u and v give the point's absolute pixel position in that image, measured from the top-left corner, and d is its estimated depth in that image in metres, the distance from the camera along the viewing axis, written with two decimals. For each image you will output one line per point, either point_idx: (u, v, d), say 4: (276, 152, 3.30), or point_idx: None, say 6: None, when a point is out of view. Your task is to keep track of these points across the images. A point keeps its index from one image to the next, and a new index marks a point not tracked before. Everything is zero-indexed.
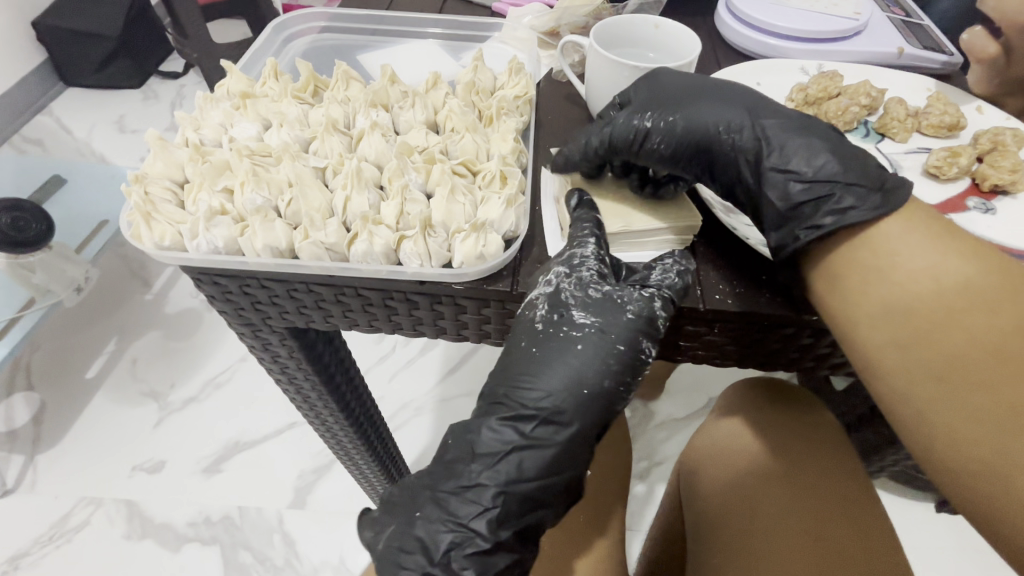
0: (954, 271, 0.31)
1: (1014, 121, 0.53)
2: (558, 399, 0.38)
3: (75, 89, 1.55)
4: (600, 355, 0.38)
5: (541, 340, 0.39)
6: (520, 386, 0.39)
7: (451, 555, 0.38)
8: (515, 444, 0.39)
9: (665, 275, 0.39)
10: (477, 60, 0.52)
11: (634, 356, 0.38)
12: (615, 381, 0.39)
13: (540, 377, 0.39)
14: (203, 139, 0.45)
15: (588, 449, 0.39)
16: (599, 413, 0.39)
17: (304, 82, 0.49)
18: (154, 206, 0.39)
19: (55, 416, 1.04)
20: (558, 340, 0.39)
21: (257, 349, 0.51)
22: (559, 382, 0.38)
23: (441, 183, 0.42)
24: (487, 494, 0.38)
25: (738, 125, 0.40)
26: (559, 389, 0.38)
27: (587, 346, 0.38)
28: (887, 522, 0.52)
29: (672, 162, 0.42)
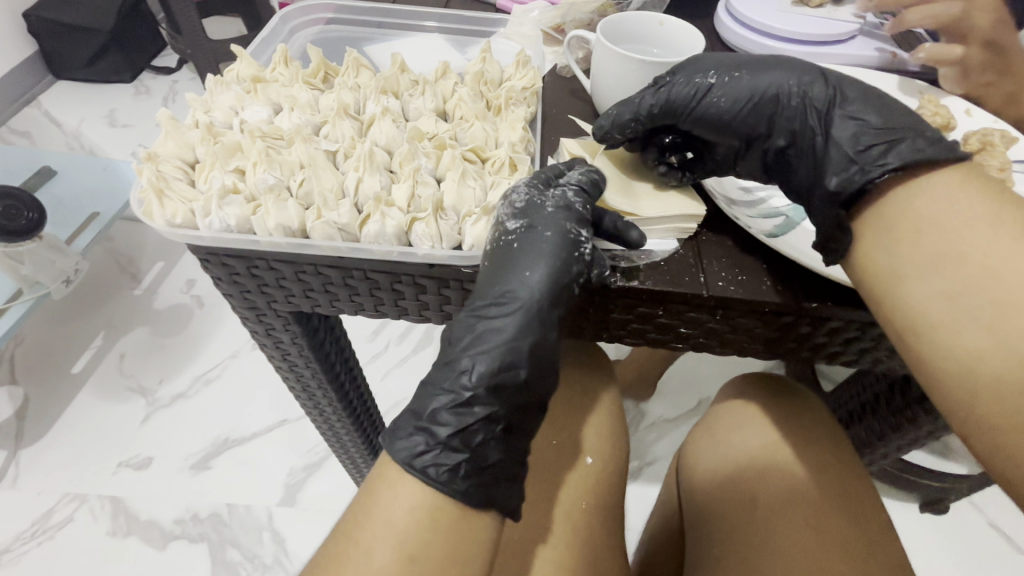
0: (1010, 223, 0.32)
1: (1001, 124, 0.55)
2: (516, 292, 0.38)
3: (66, 82, 1.53)
4: (540, 245, 0.39)
5: (489, 251, 0.40)
6: (480, 287, 0.39)
7: None
8: (479, 329, 0.38)
9: (574, 176, 0.42)
10: (485, 52, 0.53)
11: (571, 238, 0.39)
12: (564, 258, 0.39)
13: (489, 278, 0.39)
14: (213, 121, 0.45)
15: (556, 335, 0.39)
16: (556, 292, 0.38)
17: (314, 68, 0.50)
18: (167, 183, 0.40)
19: (39, 411, 1.02)
20: (498, 247, 0.39)
21: (259, 334, 0.51)
22: (512, 277, 0.38)
23: (452, 168, 0.42)
24: None
25: (809, 82, 0.42)
26: (511, 280, 0.38)
27: (525, 242, 0.39)
28: (884, 516, 0.53)
29: (730, 122, 0.44)
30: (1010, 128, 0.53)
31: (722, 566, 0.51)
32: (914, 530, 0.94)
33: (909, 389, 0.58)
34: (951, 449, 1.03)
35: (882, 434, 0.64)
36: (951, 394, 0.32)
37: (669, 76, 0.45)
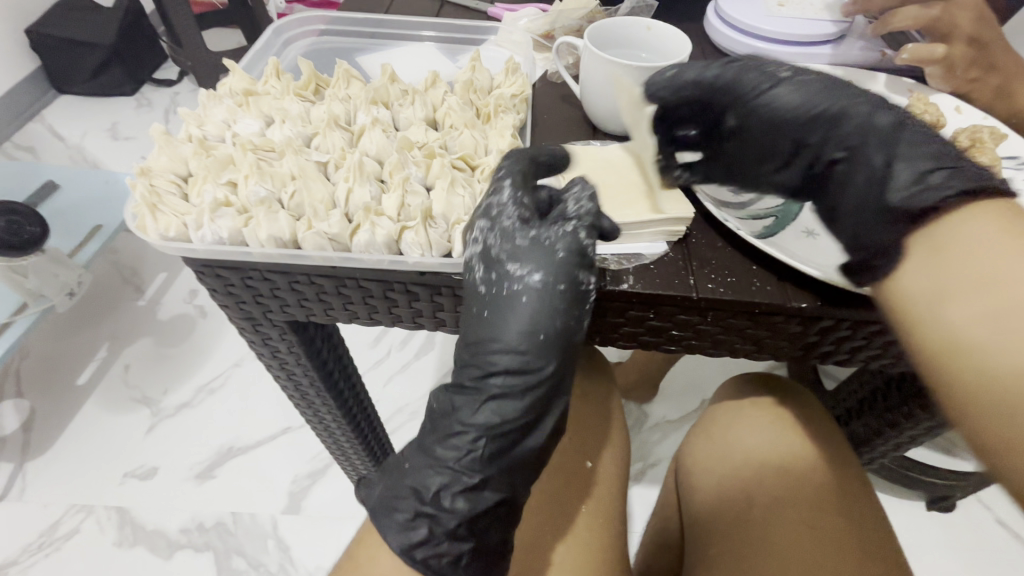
0: None
1: (992, 120, 0.54)
2: (519, 347, 0.39)
3: (68, 97, 1.55)
4: (541, 299, 0.38)
5: (488, 301, 0.39)
6: (483, 338, 0.40)
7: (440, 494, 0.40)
8: (487, 374, 0.40)
9: (580, 204, 0.42)
10: (474, 60, 0.54)
11: (577, 292, 0.38)
12: (565, 317, 0.38)
13: (492, 328, 0.39)
14: (206, 134, 0.46)
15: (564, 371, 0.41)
16: (559, 344, 0.39)
17: (305, 80, 0.51)
18: (160, 198, 0.40)
19: (45, 423, 1.03)
20: (501, 300, 0.39)
21: (256, 343, 0.52)
22: (517, 331, 0.39)
23: (441, 176, 0.43)
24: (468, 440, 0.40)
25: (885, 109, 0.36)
26: (515, 336, 0.39)
27: (529, 298, 0.39)
28: (879, 512, 0.53)
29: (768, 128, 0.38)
30: (1000, 124, 0.53)
31: (714, 565, 0.51)
32: (920, 528, 0.94)
33: (904, 386, 0.58)
34: (956, 445, 1.03)
35: (879, 431, 0.64)
36: (957, 427, 0.28)
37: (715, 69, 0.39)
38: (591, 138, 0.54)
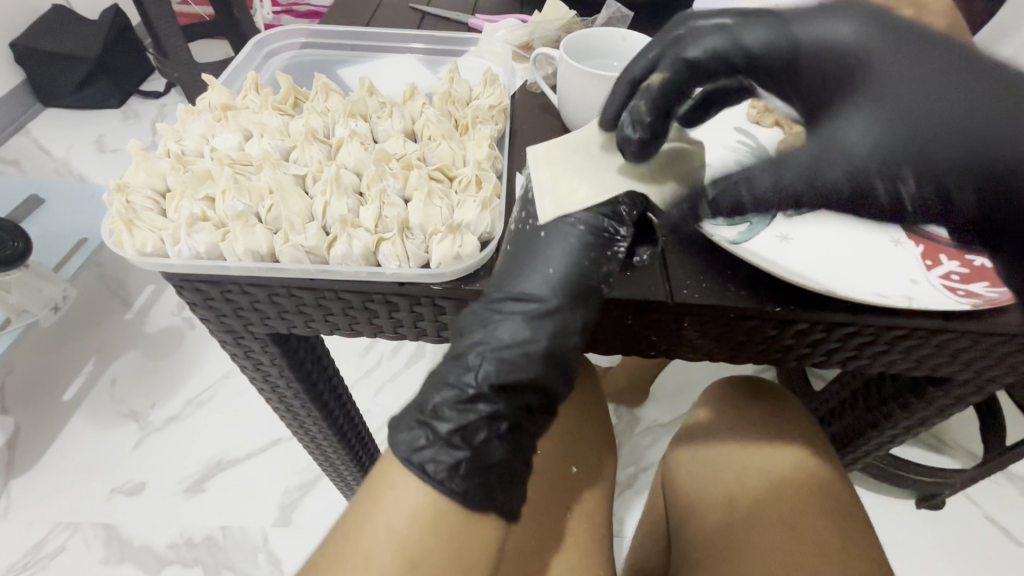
0: None
1: None
2: (535, 290, 0.38)
3: (54, 110, 1.54)
4: (564, 236, 0.38)
5: (515, 238, 0.40)
6: (499, 277, 0.39)
7: None
8: (491, 318, 0.38)
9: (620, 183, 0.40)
10: (453, 72, 0.54)
11: (601, 235, 0.39)
12: (587, 253, 0.38)
13: (510, 268, 0.39)
14: (185, 149, 0.46)
15: (575, 327, 0.38)
16: (577, 288, 0.38)
17: (284, 94, 0.51)
18: (136, 214, 0.40)
19: (30, 440, 1.02)
20: (526, 236, 0.40)
21: (239, 356, 0.52)
22: (536, 272, 0.38)
23: (418, 188, 0.43)
24: None
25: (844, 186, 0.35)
26: (532, 277, 0.38)
27: (550, 233, 0.39)
28: (861, 515, 0.54)
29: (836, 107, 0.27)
30: None
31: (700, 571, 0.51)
32: (910, 526, 0.95)
33: (883, 387, 0.59)
34: (943, 443, 1.04)
35: (861, 432, 0.65)
36: None
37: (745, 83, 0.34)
38: None
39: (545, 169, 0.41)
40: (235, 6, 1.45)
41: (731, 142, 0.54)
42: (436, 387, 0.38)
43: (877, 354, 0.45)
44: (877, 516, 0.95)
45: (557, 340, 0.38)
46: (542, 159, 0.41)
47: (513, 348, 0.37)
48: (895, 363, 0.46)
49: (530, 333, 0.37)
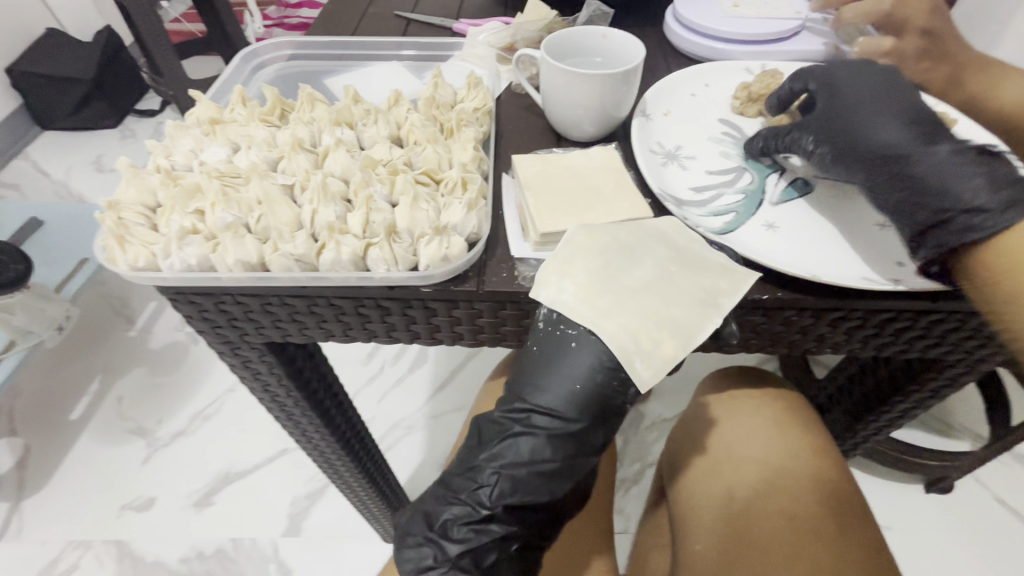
0: None
1: (943, 105, 0.56)
2: (556, 405, 0.42)
3: (52, 132, 1.55)
4: (596, 353, 0.41)
5: (541, 338, 0.43)
6: (525, 384, 0.44)
7: (450, 523, 0.43)
8: (515, 429, 0.43)
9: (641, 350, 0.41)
10: (436, 76, 0.55)
11: (609, 367, 0.41)
12: (610, 376, 0.41)
13: (538, 375, 0.43)
14: (174, 165, 0.47)
15: (593, 444, 0.43)
16: (597, 405, 0.42)
17: (270, 106, 0.52)
18: (127, 229, 0.41)
19: (40, 460, 1.03)
20: (555, 339, 0.42)
21: (238, 367, 0.52)
22: (562, 390, 0.42)
23: (405, 192, 0.43)
24: (484, 474, 0.43)
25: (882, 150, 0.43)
26: (557, 394, 0.42)
27: (577, 347, 0.41)
28: (859, 500, 0.54)
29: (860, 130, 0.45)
30: (951, 109, 0.55)
31: (700, 558, 0.52)
32: (919, 511, 0.94)
33: (878, 370, 0.59)
34: (949, 426, 1.03)
35: (858, 418, 0.64)
36: None
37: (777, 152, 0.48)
38: (555, 146, 0.55)
39: (605, 323, 0.40)
40: (226, 20, 1.46)
41: (717, 135, 0.56)
42: (449, 503, 0.44)
43: (869, 337, 0.45)
44: (885, 503, 0.95)
45: (569, 459, 0.43)
46: (588, 318, 0.41)
47: (529, 466, 0.42)
48: (889, 346, 0.46)
49: (550, 452, 0.42)
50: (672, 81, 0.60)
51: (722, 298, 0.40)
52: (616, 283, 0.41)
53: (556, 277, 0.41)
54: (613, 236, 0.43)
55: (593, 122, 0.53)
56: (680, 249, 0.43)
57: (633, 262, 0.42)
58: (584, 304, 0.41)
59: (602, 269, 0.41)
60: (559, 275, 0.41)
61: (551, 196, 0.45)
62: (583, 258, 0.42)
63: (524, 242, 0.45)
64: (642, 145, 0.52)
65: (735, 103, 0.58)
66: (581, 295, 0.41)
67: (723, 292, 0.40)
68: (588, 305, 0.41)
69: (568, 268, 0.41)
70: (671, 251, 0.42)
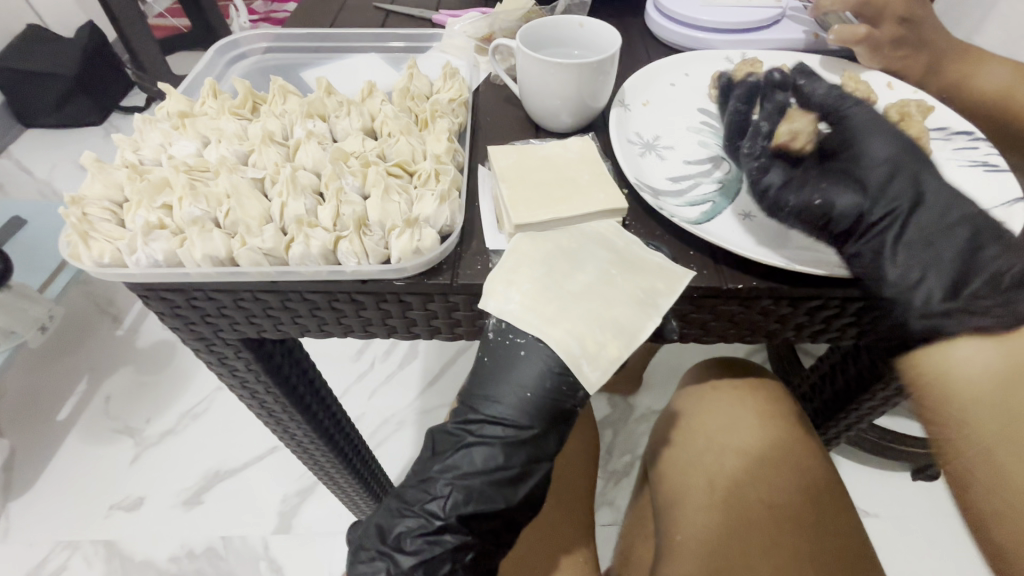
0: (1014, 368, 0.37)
1: (920, 94, 0.56)
2: (508, 413, 0.42)
3: (35, 130, 1.53)
4: (541, 360, 0.41)
5: (491, 349, 0.43)
6: (477, 395, 0.43)
7: (403, 536, 0.42)
8: (468, 439, 0.43)
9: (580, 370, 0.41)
10: (412, 67, 0.54)
11: (559, 374, 0.41)
12: (559, 381, 0.41)
13: (487, 383, 0.43)
14: (142, 159, 0.46)
15: (547, 451, 0.43)
16: (547, 410, 0.42)
17: (242, 98, 0.51)
18: (92, 225, 0.40)
19: (26, 461, 1.02)
20: (506, 348, 0.42)
21: (214, 364, 0.52)
22: (514, 399, 0.41)
23: (376, 184, 0.43)
24: (437, 485, 0.42)
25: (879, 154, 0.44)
26: (510, 401, 0.42)
27: (528, 355, 0.41)
28: (837, 486, 0.55)
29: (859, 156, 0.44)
30: (927, 98, 0.55)
31: (678, 547, 0.52)
32: (904, 499, 0.95)
33: (859, 358, 0.59)
34: None
35: (841, 406, 0.64)
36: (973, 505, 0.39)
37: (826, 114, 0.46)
38: (533, 137, 0.55)
39: (551, 330, 0.41)
40: (210, 14, 1.44)
41: (696, 125, 0.56)
42: (400, 517, 0.43)
43: (845, 326, 0.45)
44: (871, 492, 0.96)
45: (524, 466, 0.42)
46: (535, 327, 0.41)
47: (483, 475, 0.42)
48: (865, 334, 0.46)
49: (504, 459, 0.42)
50: (651, 70, 0.60)
51: (660, 298, 0.41)
52: (561, 290, 0.42)
53: (502, 286, 0.41)
54: (555, 244, 0.43)
55: (571, 113, 0.53)
56: (622, 253, 0.43)
57: (575, 266, 0.43)
58: (530, 311, 0.41)
59: (545, 276, 0.42)
60: (505, 284, 0.41)
61: (527, 187, 0.45)
62: (527, 266, 0.42)
63: (499, 234, 0.45)
64: (619, 135, 0.52)
65: (714, 93, 0.58)
66: (527, 305, 0.41)
67: (662, 291, 0.41)
68: (535, 313, 0.41)
69: (513, 277, 0.42)
70: (612, 255, 0.43)
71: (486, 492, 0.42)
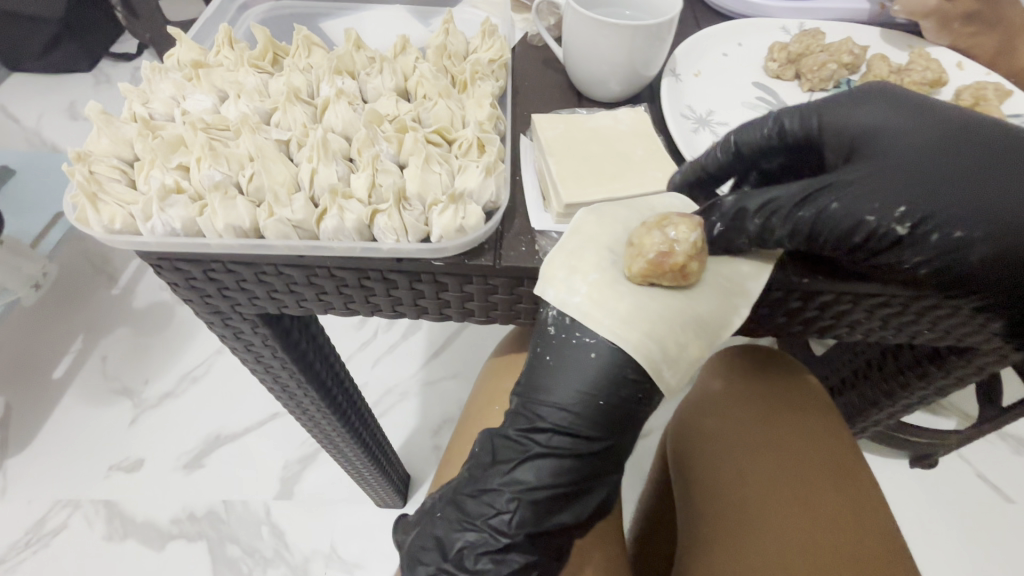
0: None
1: (993, 77, 0.53)
2: (581, 422, 0.39)
3: (20, 74, 1.44)
4: (615, 362, 0.38)
5: (552, 346, 0.40)
6: (540, 401, 0.40)
7: (463, 552, 0.40)
8: (531, 450, 0.40)
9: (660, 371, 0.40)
10: (447, 23, 0.49)
11: (633, 382, 0.38)
12: (635, 390, 0.38)
13: (555, 386, 0.39)
14: (153, 113, 0.42)
15: (612, 461, 0.42)
16: (618, 421, 0.39)
17: (262, 50, 0.46)
18: (100, 185, 0.36)
19: (23, 418, 1.00)
20: (572, 348, 0.39)
21: (228, 337, 0.49)
22: (586, 407, 0.39)
23: (415, 152, 0.39)
24: (501, 498, 0.40)
25: (884, 222, 0.37)
26: (583, 407, 0.39)
27: (599, 357, 0.38)
28: (872, 484, 0.55)
29: (901, 141, 0.40)
30: (1004, 81, 0.52)
31: (705, 544, 0.51)
32: (905, 487, 0.95)
33: (900, 356, 0.57)
34: (937, 404, 1.04)
35: (875, 402, 0.63)
36: None
37: (864, 173, 0.39)
38: (577, 106, 0.50)
39: (626, 332, 0.37)
40: None
41: (750, 100, 0.53)
42: (461, 529, 0.41)
43: (904, 325, 0.43)
44: None
45: (589, 477, 0.41)
46: (606, 326, 0.37)
47: (549, 489, 0.40)
48: (922, 334, 0.44)
49: (571, 472, 0.40)
50: (705, 37, 0.55)
51: (749, 283, 0.39)
52: (632, 283, 0.38)
53: (564, 274, 0.38)
54: (623, 223, 0.40)
55: (620, 81, 0.48)
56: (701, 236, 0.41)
57: None
58: (596, 305, 0.38)
59: (614, 265, 0.39)
60: (568, 272, 0.38)
61: (575, 161, 0.42)
62: (594, 250, 0.39)
63: (545, 213, 0.42)
64: (673, 109, 0.49)
65: (771, 65, 0.55)
66: (594, 298, 0.38)
67: (749, 277, 0.39)
68: (604, 308, 0.38)
69: (576, 263, 0.38)
70: None
71: (550, 507, 0.41)
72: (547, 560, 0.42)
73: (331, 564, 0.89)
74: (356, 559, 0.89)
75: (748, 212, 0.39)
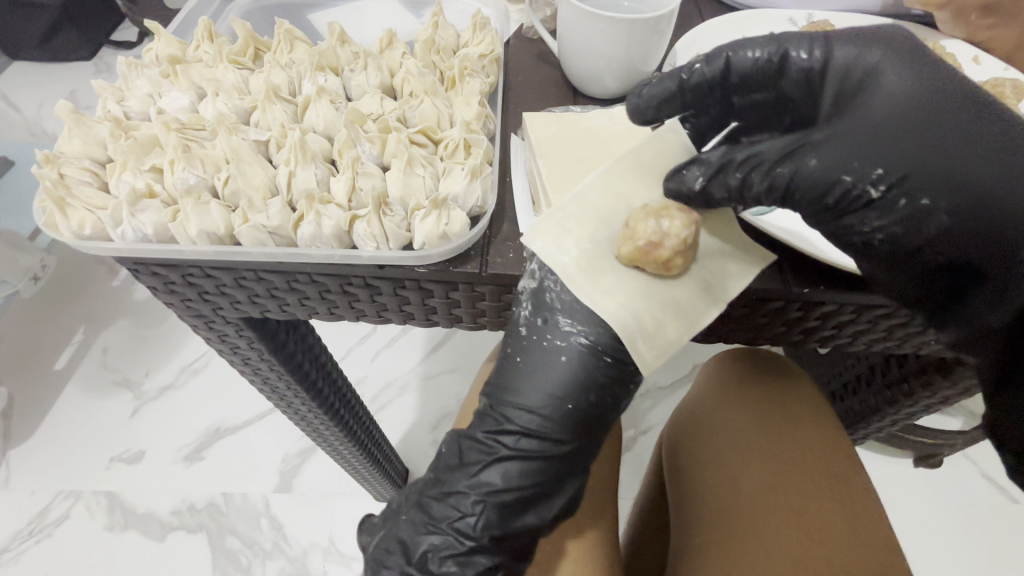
0: None
1: (1012, 72, 0.51)
2: (547, 424, 0.38)
3: (21, 63, 1.43)
4: (586, 363, 0.37)
5: (523, 347, 0.38)
6: (508, 403, 0.39)
7: (428, 555, 0.39)
8: (498, 453, 0.39)
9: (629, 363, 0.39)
10: (437, 15, 0.47)
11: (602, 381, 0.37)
12: (603, 394, 0.38)
13: (524, 387, 0.38)
14: (129, 111, 0.40)
15: (581, 464, 0.40)
16: (586, 424, 0.38)
17: (242, 44, 0.44)
18: (68, 189, 0.35)
19: (25, 409, 1.00)
20: (542, 349, 0.38)
21: (214, 341, 0.47)
22: (554, 407, 0.38)
23: (397, 154, 0.38)
24: (466, 501, 0.39)
25: (865, 178, 0.33)
26: (551, 408, 0.38)
27: (570, 358, 0.37)
28: (871, 492, 0.53)
29: (919, 90, 0.34)
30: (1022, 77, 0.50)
31: (696, 556, 0.50)
32: (909, 487, 0.94)
33: (905, 363, 0.54)
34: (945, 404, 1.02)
35: (876, 408, 0.61)
36: None
37: (859, 128, 0.34)
38: (571, 103, 0.48)
39: (604, 301, 0.36)
40: None
41: None
42: (425, 532, 0.40)
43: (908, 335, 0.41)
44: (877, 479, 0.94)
45: (558, 481, 0.40)
46: (587, 292, 0.37)
47: (517, 492, 0.39)
48: (928, 344, 0.42)
49: (537, 474, 0.39)
50: (707, 29, 0.53)
51: (729, 283, 0.37)
52: (619, 262, 0.37)
53: (557, 232, 0.37)
54: (627, 202, 0.38)
55: (616, 76, 0.46)
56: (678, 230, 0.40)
57: None
58: (583, 270, 0.37)
59: (607, 237, 0.37)
60: (561, 231, 0.37)
61: (567, 161, 0.40)
62: (589, 217, 0.37)
63: (534, 216, 0.40)
64: None
65: None
66: (582, 265, 0.37)
67: (732, 277, 0.37)
68: (591, 276, 0.37)
69: (571, 226, 0.37)
70: None
71: (515, 509, 0.39)
72: (514, 563, 0.40)
73: (329, 557, 0.88)
74: (354, 552, 0.88)
75: (734, 163, 0.35)
